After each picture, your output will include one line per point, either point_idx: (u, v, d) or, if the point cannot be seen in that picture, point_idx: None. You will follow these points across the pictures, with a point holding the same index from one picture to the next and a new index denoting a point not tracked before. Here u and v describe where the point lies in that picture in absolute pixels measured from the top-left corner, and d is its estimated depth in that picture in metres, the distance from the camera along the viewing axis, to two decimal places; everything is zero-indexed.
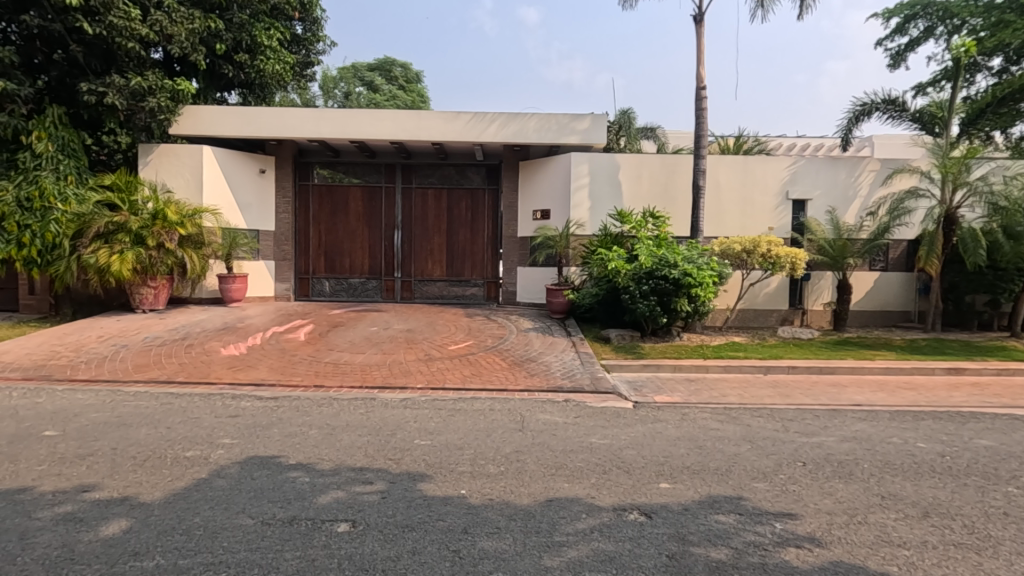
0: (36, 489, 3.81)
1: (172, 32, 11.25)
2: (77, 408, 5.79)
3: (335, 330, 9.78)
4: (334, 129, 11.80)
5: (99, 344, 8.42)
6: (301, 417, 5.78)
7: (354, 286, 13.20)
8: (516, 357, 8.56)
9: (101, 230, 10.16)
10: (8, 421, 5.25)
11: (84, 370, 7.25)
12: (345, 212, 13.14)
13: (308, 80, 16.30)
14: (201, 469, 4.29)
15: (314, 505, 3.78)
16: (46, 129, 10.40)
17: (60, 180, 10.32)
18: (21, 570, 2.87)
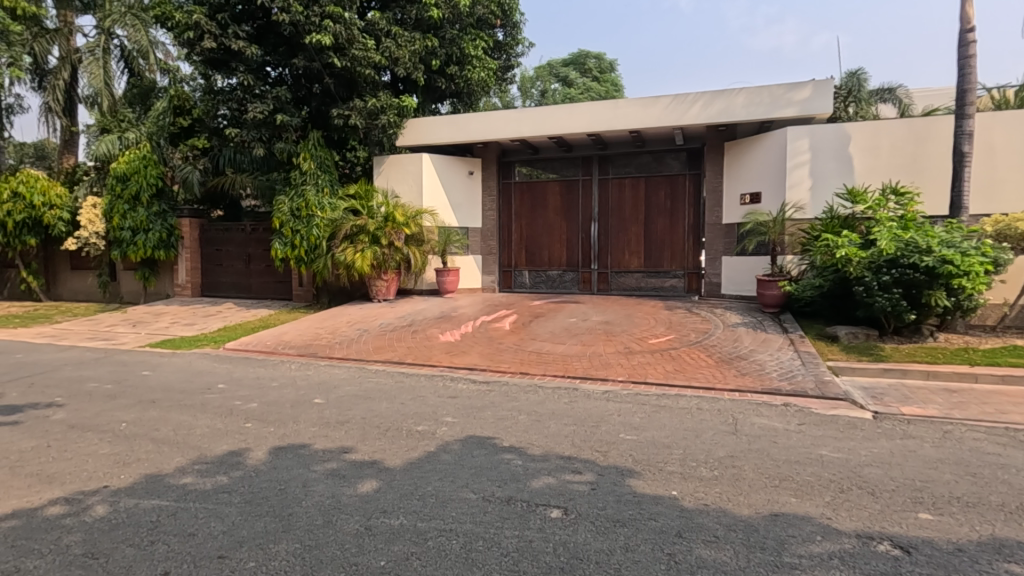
0: (312, 446, 4.65)
1: (399, 55, 12.84)
2: (335, 381, 6.97)
3: (537, 321, 10.20)
4: (533, 127, 12.28)
5: (348, 328, 10.01)
6: (510, 402, 6.14)
7: (552, 279, 13.62)
8: (723, 354, 7.96)
9: (348, 233, 12.04)
10: (290, 388, 6.53)
11: (339, 350, 8.69)
12: (544, 206, 13.62)
13: (509, 83, 17.23)
14: (430, 443, 4.81)
15: (528, 488, 3.95)
16: (309, 150, 12.50)
17: (319, 192, 12.40)
18: (306, 511, 3.52)
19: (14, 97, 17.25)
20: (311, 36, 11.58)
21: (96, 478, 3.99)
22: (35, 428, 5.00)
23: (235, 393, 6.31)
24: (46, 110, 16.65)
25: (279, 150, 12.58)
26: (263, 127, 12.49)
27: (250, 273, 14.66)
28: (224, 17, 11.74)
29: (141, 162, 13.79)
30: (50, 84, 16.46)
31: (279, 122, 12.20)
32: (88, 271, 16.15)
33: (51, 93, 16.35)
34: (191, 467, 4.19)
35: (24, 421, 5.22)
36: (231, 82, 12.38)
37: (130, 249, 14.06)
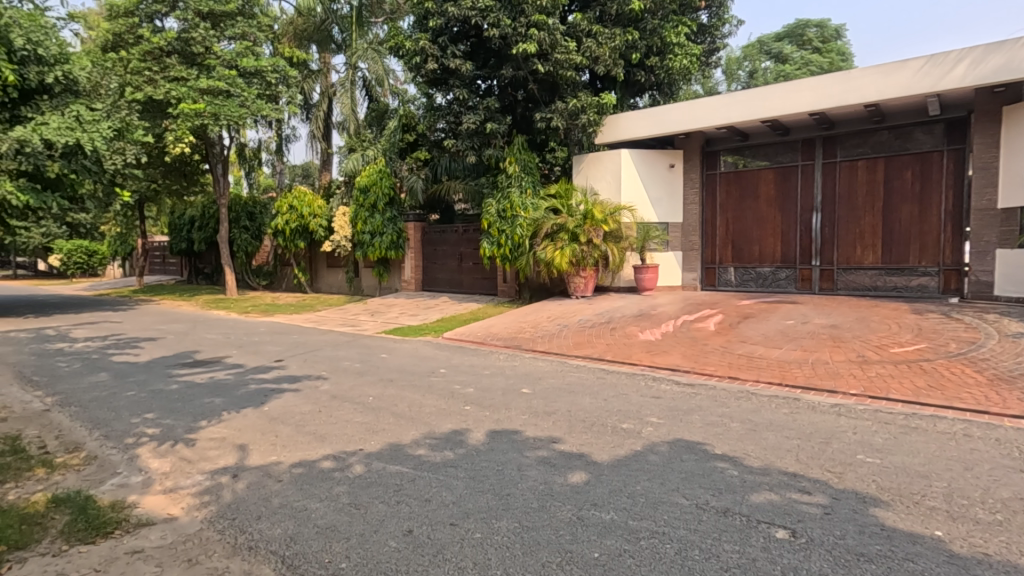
0: (523, 432, 4.93)
1: (600, 53, 12.94)
2: (540, 373, 7.30)
3: (746, 322, 9.41)
4: (743, 112, 11.34)
5: (549, 323, 10.41)
6: (720, 407, 5.75)
7: (763, 276, 12.43)
8: (1000, 371, 6.40)
9: (549, 231, 12.45)
10: (500, 377, 7.03)
11: (541, 344, 9.07)
12: (754, 198, 12.49)
13: (713, 68, 16.18)
14: (637, 442, 4.74)
15: (748, 502, 3.64)
16: (514, 154, 13.23)
17: (523, 193, 13.04)
18: (522, 494, 3.73)
19: (290, 129, 21.53)
20: (518, 46, 12.22)
21: (354, 441, 4.76)
22: (310, 396, 6.18)
23: (454, 377, 7.01)
24: (311, 137, 20.47)
25: (488, 156, 13.65)
26: (475, 137, 13.62)
27: (462, 270, 16.11)
28: (444, 40, 13.01)
29: (378, 175, 16.10)
30: (314, 115, 20.24)
31: (488, 130, 13.20)
32: (339, 269, 19.42)
33: (315, 123, 20.10)
34: (424, 440, 4.76)
35: (302, 389, 6.49)
36: (449, 98, 13.67)
37: (370, 249, 16.54)
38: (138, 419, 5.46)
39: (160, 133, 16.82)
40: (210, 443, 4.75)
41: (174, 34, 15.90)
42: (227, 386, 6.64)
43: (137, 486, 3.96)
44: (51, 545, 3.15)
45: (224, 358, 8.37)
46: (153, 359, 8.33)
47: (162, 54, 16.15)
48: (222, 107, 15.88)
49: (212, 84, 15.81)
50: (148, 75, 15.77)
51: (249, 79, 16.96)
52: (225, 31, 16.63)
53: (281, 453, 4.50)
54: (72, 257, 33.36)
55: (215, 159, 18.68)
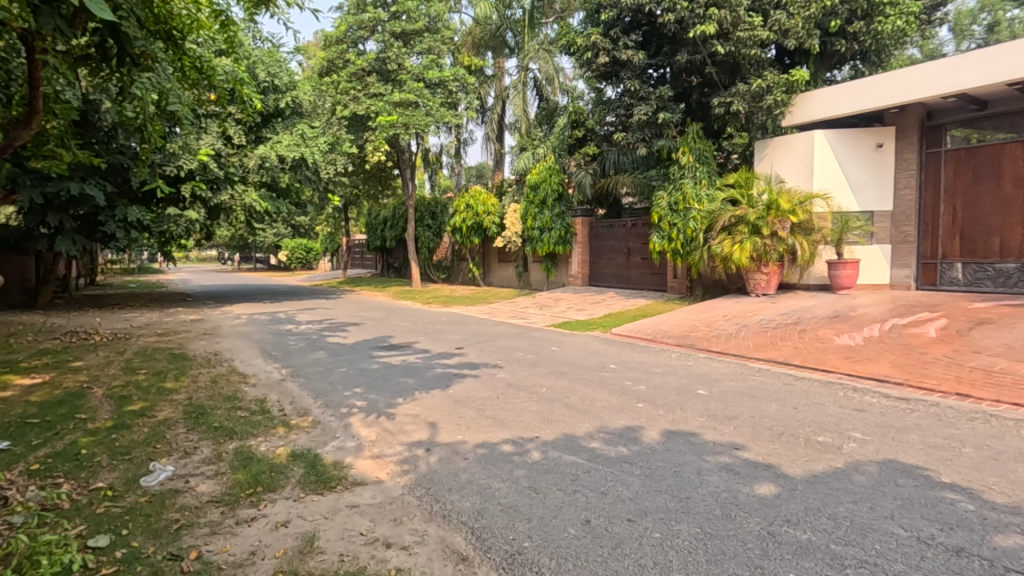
0: (702, 435, 4.69)
1: (791, 25, 11.70)
2: (717, 374, 6.89)
3: (981, 329, 7.81)
4: (980, 74, 9.38)
5: (725, 322, 9.75)
6: (945, 428, 4.87)
7: (1006, 275, 10.17)
8: None
9: (726, 224, 11.55)
10: (674, 376, 6.77)
11: (717, 344, 8.54)
12: (994, 179, 10.30)
13: (937, 26, 13.64)
14: (837, 458, 4.22)
15: (990, 544, 3.03)
16: (688, 144, 12.62)
17: (697, 184, 12.35)
18: (703, 499, 3.56)
19: (468, 133, 23.12)
20: (695, 29, 11.62)
21: (531, 428, 4.98)
22: (489, 382, 6.60)
23: (625, 373, 6.95)
24: (486, 139, 21.76)
25: (659, 147, 13.21)
26: (647, 128, 13.26)
27: (630, 265, 15.85)
28: (616, 32, 12.87)
29: (548, 172, 16.55)
30: (489, 118, 21.46)
31: (661, 120, 12.78)
32: (509, 263, 20.40)
33: (490, 125, 21.34)
34: (598, 434, 4.79)
35: (482, 375, 6.97)
36: (619, 90, 13.50)
37: (539, 245, 17.09)
38: (349, 393, 6.34)
39: (362, 144, 19.22)
40: (407, 418, 5.34)
41: (373, 55, 17.96)
42: (418, 368, 7.40)
43: (351, 450, 4.60)
44: (293, 490, 3.80)
45: (413, 343, 9.32)
46: (358, 342, 9.60)
47: (364, 74, 18.36)
48: (412, 117, 17.59)
49: (404, 97, 17.61)
50: (353, 93, 18.09)
51: (434, 89, 18.55)
52: (415, 47, 18.28)
53: (466, 433, 4.87)
54: (295, 253, 39.75)
55: (404, 164, 20.76)
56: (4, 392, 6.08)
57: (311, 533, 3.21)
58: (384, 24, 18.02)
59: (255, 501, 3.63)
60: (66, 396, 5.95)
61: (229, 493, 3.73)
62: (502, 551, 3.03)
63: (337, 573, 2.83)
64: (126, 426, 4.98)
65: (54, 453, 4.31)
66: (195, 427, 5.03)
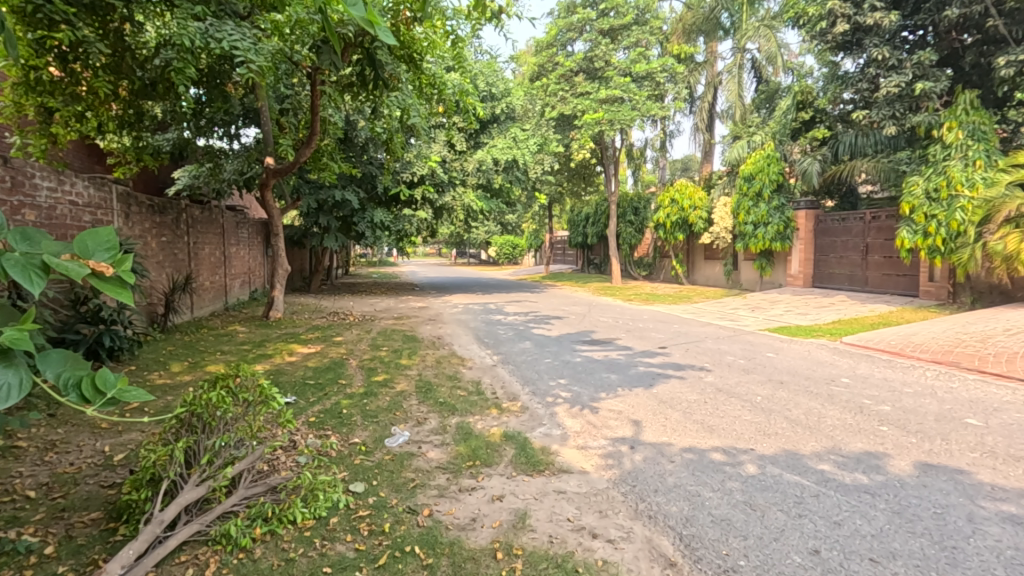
0: (974, 475, 3.81)
1: None
2: (995, 402, 5.51)
3: None
4: None
5: (1008, 338, 7.75)
6: None
7: None
8: None
9: (1013, 214, 8.93)
10: (931, 399, 5.62)
11: (995, 364, 6.85)
12: None
13: None
14: None
15: None
16: (957, 117, 10.38)
17: (968, 166, 10.06)
18: (977, 553, 2.88)
19: (675, 124, 22.29)
20: None
21: (746, 439, 4.59)
22: (696, 385, 6.28)
23: (862, 390, 5.98)
24: (695, 129, 20.72)
25: (915, 124, 11.06)
26: (898, 102, 11.23)
27: (868, 265, 13.60)
28: None
29: (766, 161, 15.20)
30: (699, 107, 20.32)
31: (918, 91, 10.69)
32: (717, 261, 19.11)
33: (700, 115, 20.22)
34: (828, 455, 4.21)
35: (688, 377, 6.66)
36: (862, 62, 11.69)
37: (753, 240, 15.85)
38: (555, 383, 6.61)
39: (568, 143, 19.82)
40: (610, 414, 5.35)
41: (581, 55, 18.30)
42: (620, 365, 7.40)
43: (557, 437, 4.79)
44: (506, 468, 4.10)
45: (616, 339, 9.33)
46: (561, 334, 9.95)
47: (572, 74, 18.84)
48: (617, 113, 17.49)
49: (609, 93, 17.55)
50: (561, 94, 18.75)
51: (641, 82, 18.16)
52: (622, 42, 18.12)
53: (672, 436, 4.71)
54: (503, 248, 42.79)
55: (608, 161, 20.75)
56: (292, 357, 7.70)
57: (523, 511, 3.42)
58: (592, 23, 18.23)
59: (474, 473, 3.99)
60: (332, 364, 7.29)
61: (453, 462, 4.17)
62: (714, 564, 2.86)
63: (547, 552, 2.97)
64: (374, 394, 5.91)
65: (325, 410, 5.31)
66: (425, 401, 5.74)
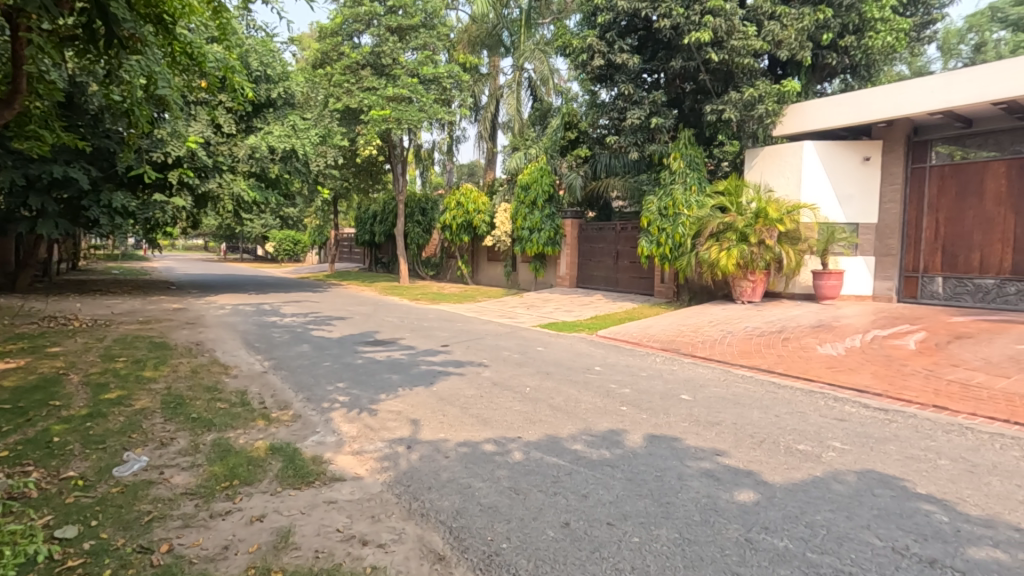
0: (685, 440, 4.71)
1: (784, 37, 11.95)
2: (701, 380, 6.91)
3: (960, 342, 7.92)
4: (973, 91, 9.58)
5: (712, 328, 9.81)
6: (925, 440, 4.84)
7: (984, 290, 10.47)
8: None
9: (714, 231, 11.69)
10: (659, 380, 6.80)
11: (703, 349, 8.61)
12: (979, 196, 10.54)
13: (925, 44, 13.85)
14: (816, 466, 4.21)
15: (966, 557, 3.01)
16: (680, 149, 12.70)
17: (687, 190, 12.43)
18: (683, 505, 3.56)
19: (461, 130, 23.14)
20: (690, 35, 11.68)
21: (514, 428, 4.96)
22: (474, 380, 6.58)
23: (610, 376, 6.95)
24: (479, 137, 21.81)
25: (651, 152, 13.34)
26: (639, 132, 13.36)
27: (618, 269, 15.89)
28: (612, 35, 12.98)
29: (539, 172, 16.64)
30: (483, 117, 21.46)
31: (654, 125, 12.87)
32: (498, 263, 20.40)
33: (483, 124, 21.33)
34: (581, 436, 4.79)
35: (466, 373, 6.95)
36: (613, 93, 13.59)
37: (528, 245, 17.15)
38: (332, 387, 6.28)
39: (353, 138, 19.07)
40: (389, 415, 5.29)
41: (368, 49, 17.86)
42: (402, 364, 7.38)
43: (331, 444, 4.56)
44: (270, 484, 3.75)
45: (400, 339, 9.28)
46: (343, 336, 9.53)
47: (358, 67, 18.24)
48: (405, 112, 17.44)
49: (397, 92, 17.43)
50: (346, 87, 17.96)
51: (428, 85, 18.44)
52: (410, 43, 18.17)
53: (448, 431, 4.85)
54: (282, 244, 39.46)
55: (395, 159, 20.58)
56: None
57: (286, 528, 3.17)
58: (380, 18, 17.98)
59: (231, 494, 3.57)
60: (42, 382, 5.83)
61: (204, 485, 3.67)
62: (480, 551, 3.01)
63: (311, 569, 2.79)
64: (103, 415, 4.89)
65: (25, 440, 4.21)
66: (173, 418, 4.94)
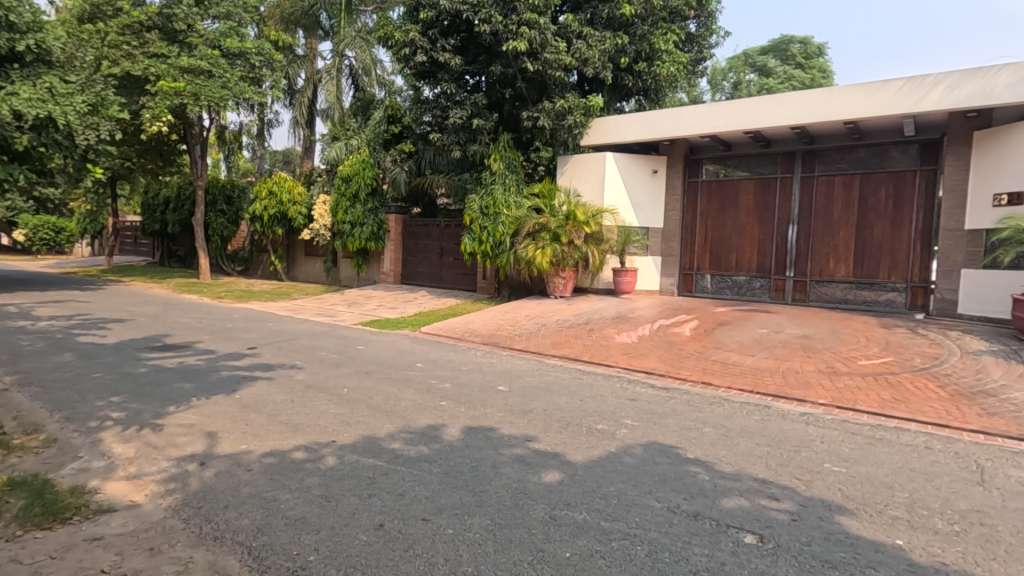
0: (500, 430, 4.92)
1: (589, 55, 13.14)
2: (518, 371, 7.30)
3: (721, 328, 9.54)
4: (732, 121, 11.56)
5: (529, 322, 10.41)
6: (695, 412, 5.72)
7: (739, 285, 12.75)
8: (961, 387, 6.55)
9: (530, 230, 12.54)
10: (479, 373, 7.03)
11: (520, 341, 9.11)
12: (735, 208, 12.79)
13: (698, 77, 16.47)
14: (611, 443, 4.71)
15: (719, 507, 3.62)
16: (500, 151, 13.25)
17: (506, 191, 13.01)
18: (496, 492, 3.71)
19: (273, 113, 21.28)
20: (508, 44, 12.28)
21: (327, 433, 4.70)
22: (285, 384, 6.09)
23: (431, 372, 6.98)
24: (295, 123, 20.28)
25: (473, 152, 13.75)
26: (461, 131, 13.67)
27: (442, 265, 16.04)
28: (434, 33, 13.09)
29: (361, 165, 15.99)
30: (298, 101, 19.99)
31: (475, 126, 13.25)
32: (317, 258, 19.21)
33: (299, 109, 19.88)
34: (399, 434, 4.72)
35: (276, 377, 6.40)
36: (436, 91, 13.76)
37: (349, 240, 16.43)
38: (103, 402, 5.30)
39: (136, 111, 16.32)
40: (179, 430, 4.64)
41: (155, 10, 15.46)
42: (197, 371, 6.53)
43: (99, 471, 3.85)
44: (5, 529, 3.03)
45: (195, 343, 8.21)
46: (121, 341, 8.12)
47: (142, 29, 15.70)
48: (202, 87, 15.45)
49: (193, 63, 15.42)
50: (125, 49, 15.24)
51: (233, 60, 16.59)
52: (210, 10, 16.25)
53: (252, 442, 4.42)
54: (38, 233, 32.33)
55: (193, 140, 18.16)
56: None
57: None
58: None
59: None
60: None
61: None
62: (283, 569, 2.79)
63: None
64: None
65: None
66: None
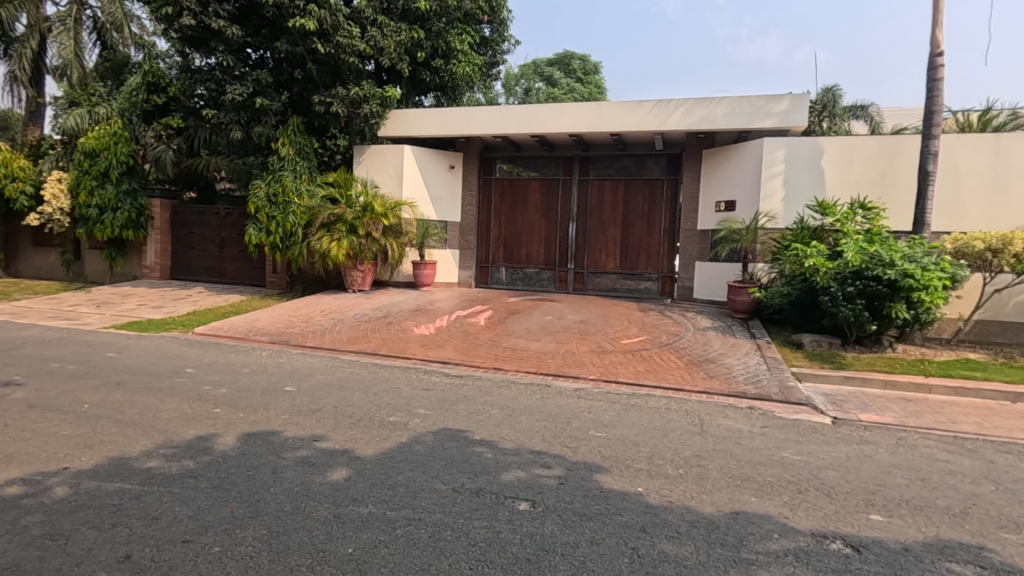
0: (283, 433, 4.63)
1: (385, 45, 12.89)
2: (308, 369, 6.91)
3: (512, 317, 10.25)
4: (520, 124, 12.42)
5: (323, 317, 9.92)
6: (484, 396, 6.08)
7: (529, 276, 13.85)
8: (693, 357, 8.07)
9: (325, 221, 11.99)
10: (262, 374, 6.49)
11: (312, 338, 8.64)
12: (525, 205, 13.82)
13: (493, 80, 17.30)
14: (402, 433, 4.77)
15: (499, 481, 3.92)
16: (288, 136, 12.30)
17: (297, 178, 12.17)
18: (274, 498, 3.49)
19: None
20: (295, 20, 11.46)
21: (57, 459, 3.90)
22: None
23: (204, 377, 6.23)
24: (12, 79, 16.16)
25: (257, 134, 12.45)
26: (242, 110, 12.36)
27: (223, 257, 14.39)
28: None
29: (112, 138, 13.46)
30: (16, 52, 15.91)
31: (258, 105, 12.06)
32: (51, 248, 15.69)
33: (17, 62, 15.85)
34: (158, 450, 4.13)
35: None
36: (210, 62, 12.26)
37: (96, 227, 13.70)
38: None
39: None
40: None
41: None
42: None
43: None
44: None
45: None
46: None
47: None
48: None
49: None
50: None
51: None
52: None
53: None
54: None
55: None
56: None
57: None
58: None
59: None
60: None
61: None
62: None
63: None
64: None
65: None
66: None
